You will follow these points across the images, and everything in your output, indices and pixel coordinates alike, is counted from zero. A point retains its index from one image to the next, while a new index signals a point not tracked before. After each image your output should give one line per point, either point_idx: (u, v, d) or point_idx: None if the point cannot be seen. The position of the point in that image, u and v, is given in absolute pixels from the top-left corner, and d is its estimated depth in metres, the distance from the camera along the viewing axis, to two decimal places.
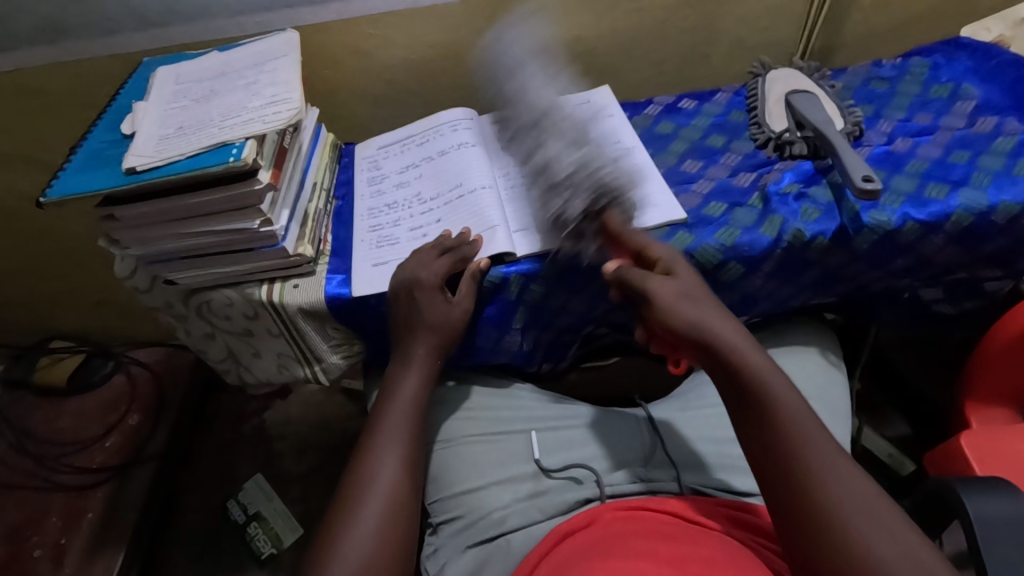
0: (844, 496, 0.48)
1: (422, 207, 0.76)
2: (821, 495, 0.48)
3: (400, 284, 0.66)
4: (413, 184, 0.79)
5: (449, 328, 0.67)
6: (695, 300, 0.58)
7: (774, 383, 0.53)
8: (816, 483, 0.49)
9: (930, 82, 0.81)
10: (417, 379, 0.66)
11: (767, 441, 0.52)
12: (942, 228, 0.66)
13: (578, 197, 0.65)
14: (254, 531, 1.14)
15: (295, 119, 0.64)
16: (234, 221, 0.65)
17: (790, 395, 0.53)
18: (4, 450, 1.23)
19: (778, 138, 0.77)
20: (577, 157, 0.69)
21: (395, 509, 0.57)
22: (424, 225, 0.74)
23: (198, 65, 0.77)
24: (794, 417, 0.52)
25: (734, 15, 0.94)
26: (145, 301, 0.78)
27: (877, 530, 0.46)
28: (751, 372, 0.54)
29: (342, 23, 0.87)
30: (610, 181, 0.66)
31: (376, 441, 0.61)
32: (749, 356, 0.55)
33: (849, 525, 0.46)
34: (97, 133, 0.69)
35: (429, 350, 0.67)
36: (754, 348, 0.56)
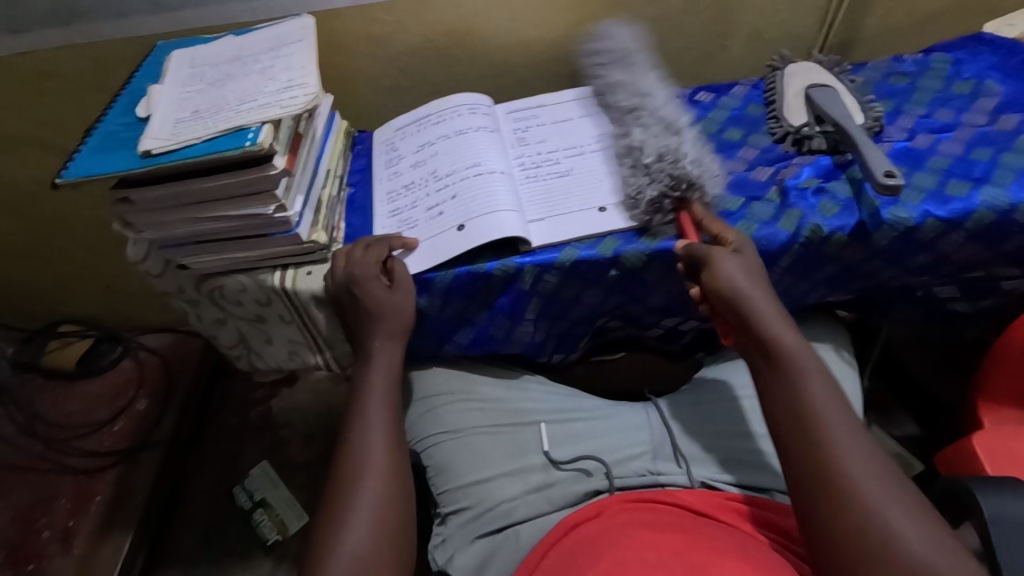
0: (860, 466, 0.48)
1: (438, 186, 0.74)
2: (837, 464, 0.49)
3: (348, 278, 0.67)
4: (430, 162, 0.77)
5: (399, 314, 0.66)
6: (742, 272, 0.60)
7: (804, 358, 0.55)
8: (831, 449, 0.49)
9: (952, 78, 0.80)
10: (386, 362, 0.66)
11: (790, 406, 0.53)
12: (963, 225, 0.65)
13: (654, 184, 0.68)
14: (260, 517, 1.14)
15: (312, 104, 0.64)
16: (248, 207, 0.65)
17: (818, 366, 0.54)
18: (14, 432, 1.24)
19: (796, 132, 0.76)
20: (664, 141, 0.71)
21: (389, 497, 0.57)
22: (441, 205, 0.72)
23: (213, 48, 0.77)
24: (816, 388, 0.53)
25: (753, 7, 0.92)
26: (157, 285, 0.78)
27: (889, 502, 0.46)
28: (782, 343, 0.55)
29: (356, 10, 0.86)
30: (692, 172, 0.67)
31: (357, 428, 0.61)
32: (782, 331, 0.56)
33: (862, 494, 0.47)
34: (112, 116, 0.69)
35: (388, 334, 0.66)
36: (787, 326, 0.57)
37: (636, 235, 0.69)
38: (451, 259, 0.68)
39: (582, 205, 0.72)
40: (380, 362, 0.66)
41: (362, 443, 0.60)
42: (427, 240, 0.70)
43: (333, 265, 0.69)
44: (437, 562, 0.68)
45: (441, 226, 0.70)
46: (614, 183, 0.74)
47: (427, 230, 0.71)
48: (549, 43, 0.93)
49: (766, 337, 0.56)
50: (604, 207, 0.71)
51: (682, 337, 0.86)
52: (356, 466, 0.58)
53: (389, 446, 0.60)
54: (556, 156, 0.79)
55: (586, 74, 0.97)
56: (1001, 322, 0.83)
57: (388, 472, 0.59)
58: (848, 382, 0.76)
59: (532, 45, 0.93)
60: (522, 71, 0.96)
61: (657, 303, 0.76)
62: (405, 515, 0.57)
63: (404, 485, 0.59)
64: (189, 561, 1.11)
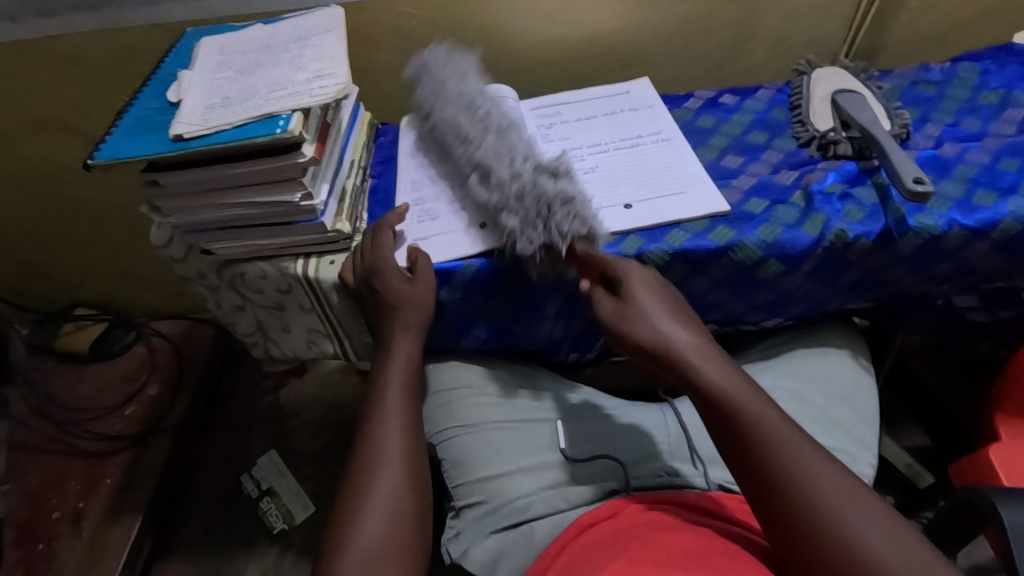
0: (820, 483, 0.48)
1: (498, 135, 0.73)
2: (804, 487, 0.48)
3: (366, 274, 0.68)
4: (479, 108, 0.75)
5: (421, 307, 0.66)
6: (659, 313, 0.58)
7: (736, 393, 0.53)
8: (791, 468, 0.49)
9: (980, 88, 0.79)
10: (406, 355, 0.66)
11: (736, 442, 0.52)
12: (988, 235, 0.65)
13: (516, 212, 0.65)
14: (267, 506, 1.15)
15: (342, 94, 0.64)
16: (275, 194, 0.65)
17: (751, 392, 0.54)
18: (26, 412, 1.24)
19: (822, 137, 0.75)
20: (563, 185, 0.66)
21: (407, 489, 0.57)
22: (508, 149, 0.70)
23: (242, 37, 0.77)
24: (765, 420, 0.52)
25: (779, 11, 0.92)
26: (179, 270, 0.79)
27: (857, 509, 0.47)
28: (718, 388, 0.54)
29: (383, 2, 0.86)
30: (542, 232, 0.64)
31: (374, 420, 0.61)
32: (710, 369, 0.54)
33: (834, 513, 0.47)
34: (143, 100, 0.69)
35: (408, 326, 0.66)
36: (715, 360, 0.56)
37: (660, 234, 0.68)
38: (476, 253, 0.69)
39: (607, 202, 0.72)
40: (399, 356, 0.66)
41: (379, 435, 0.60)
42: (448, 233, 0.71)
43: (361, 247, 0.70)
44: (452, 555, 0.68)
45: (510, 166, 0.68)
46: (640, 181, 0.74)
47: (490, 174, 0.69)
48: (573, 41, 0.93)
49: (696, 386, 0.54)
50: (630, 204, 0.71)
51: None
52: (372, 456, 0.59)
53: (406, 439, 0.60)
54: (580, 152, 0.78)
55: (610, 73, 0.97)
56: (1019, 335, 0.83)
57: (405, 464, 0.59)
58: (865, 390, 0.76)
59: (556, 42, 0.93)
60: (545, 69, 0.96)
61: None
62: (421, 511, 0.57)
63: (421, 478, 0.59)
64: (196, 547, 1.12)
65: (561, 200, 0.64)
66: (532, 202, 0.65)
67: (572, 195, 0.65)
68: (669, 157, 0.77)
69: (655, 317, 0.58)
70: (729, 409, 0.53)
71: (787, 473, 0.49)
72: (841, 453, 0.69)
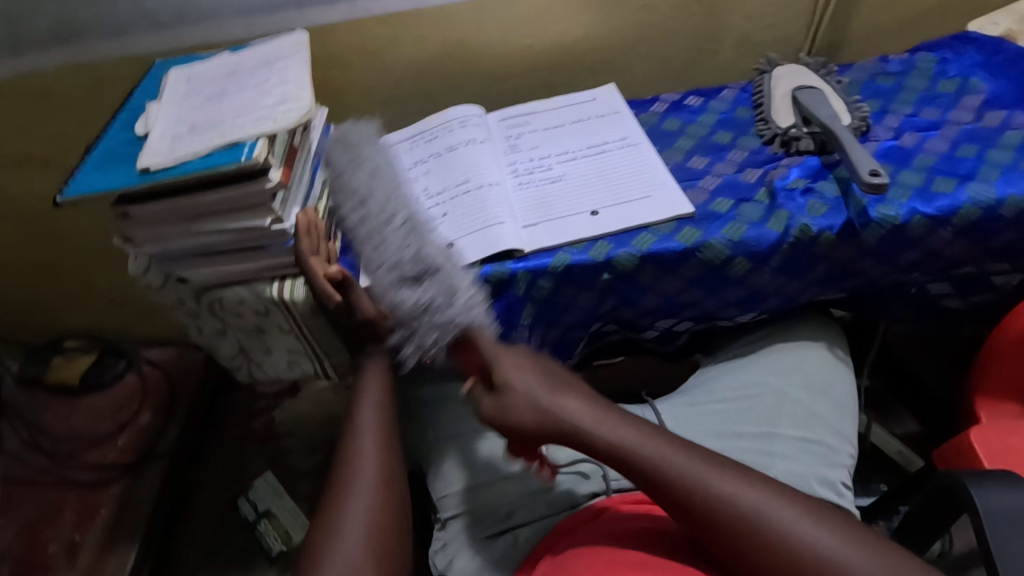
0: (730, 489, 0.51)
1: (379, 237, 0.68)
2: (719, 505, 0.51)
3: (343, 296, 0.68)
4: (368, 205, 0.70)
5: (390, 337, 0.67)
6: (536, 387, 0.60)
7: (628, 439, 0.56)
8: (702, 492, 0.51)
9: (937, 77, 0.81)
10: (378, 374, 0.67)
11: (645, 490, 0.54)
12: (949, 221, 0.66)
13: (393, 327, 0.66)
14: (264, 527, 1.13)
15: (306, 118, 0.65)
16: (246, 219, 0.66)
17: (639, 435, 0.56)
18: (18, 447, 1.24)
19: (784, 134, 0.77)
20: (423, 293, 0.63)
21: (385, 504, 0.58)
22: (385, 249, 0.67)
23: (209, 66, 0.78)
24: (658, 454, 0.55)
25: (739, 12, 0.94)
26: (157, 299, 0.79)
27: (765, 501, 0.51)
28: (615, 444, 0.56)
29: (349, 24, 0.88)
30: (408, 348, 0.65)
31: (351, 437, 0.62)
32: (595, 430, 0.57)
33: (751, 516, 0.50)
34: (112, 134, 0.70)
35: (378, 352, 0.68)
36: (599, 416, 0.59)
37: (629, 239, 0.69)
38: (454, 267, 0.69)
39: (574, 210, 0.73)
40: (371, 379, 0.67)
41: (355, 454, 0.61)
42: None
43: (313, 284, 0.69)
44: (439, 567, 0.67)
45: (381, 272, 0.66)
46: (607, 188, 0.75)
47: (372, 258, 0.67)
48: (538, 51, 0.94)
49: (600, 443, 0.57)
50: (596, 210, 0.72)
51: (678, 339, 0.85)
52: (348, 477, 0.59)
53: (382, 458, 0.61)
54: (548, 161, 0.80)
55: (578, 81, 0.99)
56: (995, 317, 0.84)
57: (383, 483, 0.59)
58: (842, 380, 0.77)
59: (523, 54, 0.94)
60: (514, 80, 0.97)
61: (652, 305, 0.75)
62: (401, 527, 0.58)
63: (397, 494, 0.60)
64: None
65: (421, 316, 0.64)
66: (398, 322, 0.65)
67: (430, 306, 0.63)
68: (635, 162, 0.78)
69: (539, 386, 0.60)
70: (630, 456, 0.55)
71: (704, 500, 0.51)
72: (820, 447, 0.70)
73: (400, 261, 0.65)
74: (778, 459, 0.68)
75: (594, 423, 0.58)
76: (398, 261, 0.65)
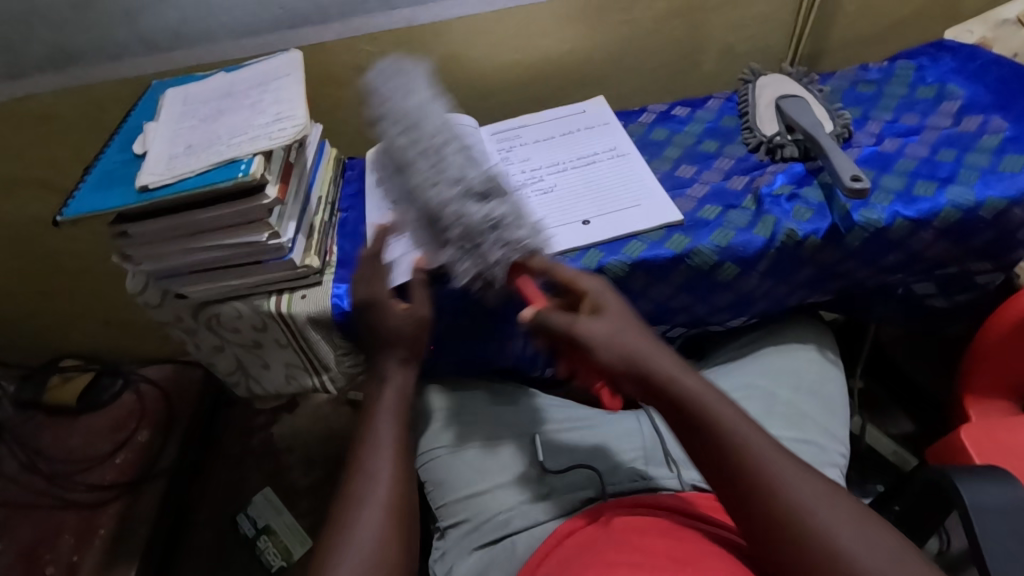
0: (810, 502, 0.46)
1: (436, 163, 0.72)
2: (788, 508, 0.46)
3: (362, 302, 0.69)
4: (416, 136, 0.73)
5: (410, 341, 0.67)
6: (618, 336, 0.54)
7: (724, 412, 0.49)
8: (778, 493, 0.47)
9: (916, 84, 0.83)
10: (396, 389, 0.66)
11: (719, 464, 0.49)
12: (931, 223, 0.67)
13: (453, 238, 0.66)
14: (264, 544, 1.14)
15: (301, 135, 0.67)
16: (243, 235, 0.67)
17: (741, 419, 0.50)
18: (16, 469, 1.24)
19: (769, 142, 0.79)
20: (490, 208, 0.66)
21: (395, 518, 0.57)
22: (446, 171, 0.70)
23: (205, 86, 0.80)
24: (754, 440, 0.48)
25: (723, 24, 0.96)
26: (156, 316, 0.80)
27: (848, 525, 0.45)
28: (709, 414, 0.49)
29: (342, 42, 0.90)
30: (472, 259, 0.65)
31: (367, 443, 0.62)
32: (688, 387, 0.50)
33: (823, 532, 0.45)
34: (110, 154, 0.71)
35: (401, 359, 0.67)
36: (692, 375, 0.52)
37: (620, 247, 0.71)
38: None
39: (566, 218, 0.74)
40: (393, 384, 0.67)
41: (372, 462, 0.60)
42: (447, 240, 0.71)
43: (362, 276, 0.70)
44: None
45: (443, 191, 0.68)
46: (598, 197, 0.76)
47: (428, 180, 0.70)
48: (528, 65, 0.96)
49: (688, 406, 0.50)
50: (588, 220, 0.74)
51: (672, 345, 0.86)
52: (361, 485, 0.59)
53: (398, 465, 0.61)
54: (540, 172, 0.81)
55: (567, 94, 1.01)
56: (981, 316, 0.85)
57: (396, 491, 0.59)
58: (833, 381, 0.78)
59: (512, 68, 0.96)
60: (505, 94, 0.99)
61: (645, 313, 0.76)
62: (409, 543, 0.57)
63: (409, 503, 0.60)
64: None
65: (491, 226, 0.66)
66: (462, 233, 0.66)
67: (500, 218, 0.66)
68: (625, 172, 0.79)
69: (629, 334, 0.54)
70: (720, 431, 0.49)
71: (783, 502, 0.46)
72: (811, 446, 0.71)
73: (466, 178, 0.69)
74: None
75: (691, 388, 0.50)
76: (464, 177, 0.69)
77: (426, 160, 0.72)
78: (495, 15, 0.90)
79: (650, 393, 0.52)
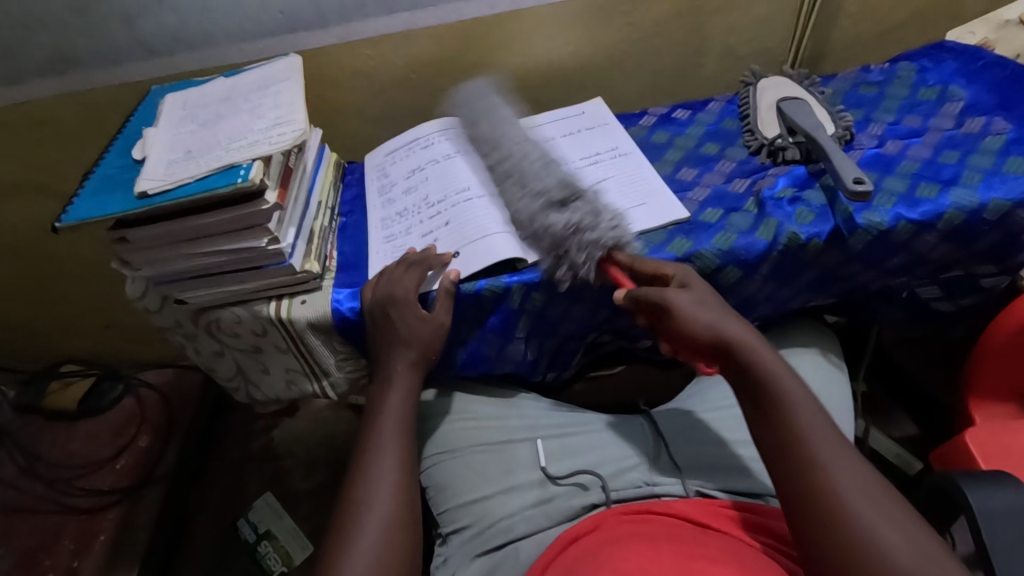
0: (850, 488, 0.49)
1: (511, 166, 0.74)
2: (828, 486, 0.49)
3: (376, 305, 0.68)
4: (491, 137, 0.77)
5: (424, 344, 0.67)
6: (703, 307, 0.59)
7: (790, 386, 0.54)
8: (824, 472, 0.50)
9: (918, 85, 0.83)
10: (401, 395, 0.66)
11: (780, 436, 0.53)
12: (934, 226, 0.67)
13: (540, 244, 0.69)
14: (265, 550, 1.14)
15: (300, 139, 0.66)
16: (242, 241, 0.67)
17: (814, 414, 0.53)
18: (15, 474, 1.23)
19: (770, 144, 0.78)
20: (572, 214, 0.67)
21: (396, 525, 0.57)
22: (529, 175, 0.72)
23: (203, 91, 0.80)
24: (804, 416, 0.53)
25: (724, 26, 0.96)
26: (155, 321, 0.80)
27: (881, 520, 0.47)
28: (783, 391, 0.54)
29: (341, 46, 0.89)
30: (579, 257, 0.65)
31: (373, 448, 0.62)
32: (762, 358, 0.56)
33: (854, 512, 0.48)
34: (108, 160, 0.71)
35: (411, 362, 0.67)
36: (767, 349, 0.57)
37: None
38: (473, 273, 0.69)
39: None
40: (399, 389, 0.66)
41: (375, 467, 0.61)
42: (462, 249, 0.71)
43: (387, 274, 0.69)
44: None
45: (533, 191, 0.71)
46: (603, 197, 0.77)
47: (507, 191, 0.72)
48: (529, 68, 0.96)
49: (759, 374, 0.55)
50: None
51: None
52: (364, 490, 0.59)
53: (403, 469, 0.61)
54: None
55: (568, 96, 1.01)
56: (986, 318, 0.85)
57: (401, 497, 0.59)
58: (837, 385, 0.77)
59: (513, 72, 0.96)
60: None
61: None
62: (411, 552, 0.57)
63: (414, 508, 0.60)
64: None
65: (570, 233, 0.66)
66: (549, 238, 0.68)
67: (579, 223, 0.66)
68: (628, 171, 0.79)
69: (717, 307, 0.60)
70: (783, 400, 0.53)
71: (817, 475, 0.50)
72: None
73: (544, 185, 0.70)
74: None
75: (772, 376, 0.55)
76: (546, 184, 0.70)
77: (511, 163, 0.74)
78: (495, 18, 0.90)
79: (725, 359, 0.58)
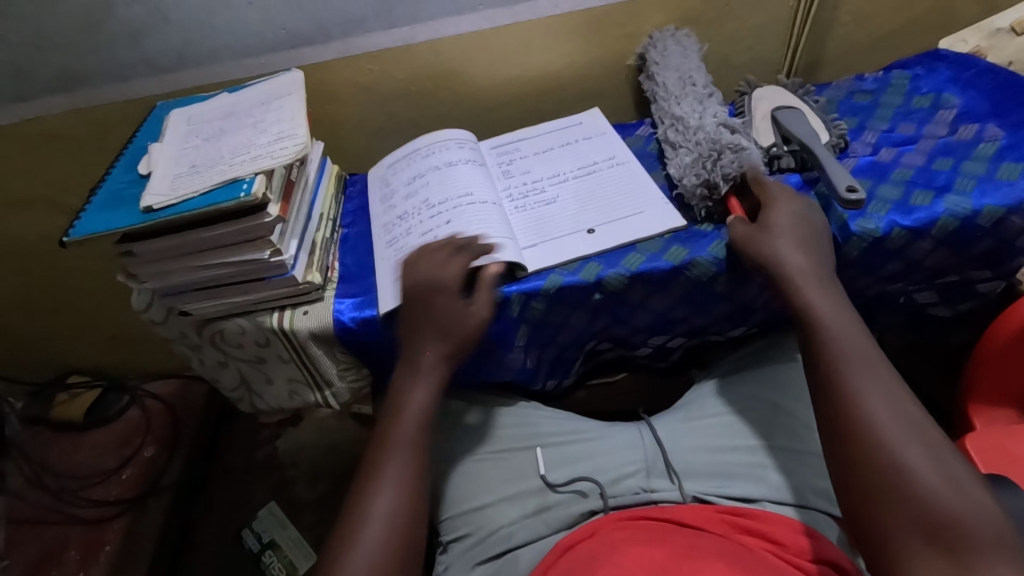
0: (878, 409, 0.52)
1: (692, 101, 0.83)
2: (855, 409, 0.53)
3: (416, 289, 0.66)
4: (691, 75, 0.87)
5: (461, 331, 0.65)
6: (777, 237, 0.64)
7: (835, 316, 0.59)
8: (851, 399, 0.54)
9: (912, 93, 0.84)
10: (424, 389, 0.65)
11: (821, 360, 0.58)
12: (929, 232, 0.68)
13: (690, 154, 0.76)
14: (269, 559, 1.14)
15: (302, 153, 0.68)
16: (245, 253, 0.68)
17: (857, 341, 0.57)
18: (22, 485, 1.24)
19: (765, 152, 0.79)
20: (738, 139, 0.75)
21: (399, 519, 0.58)
22: (705, 108, 0.82)
23: (208, 106, 0.81)
24: (846, 343, 0.57)
25: (720, 36, 0.97)
26: (160, 332, 0.81)
27: (906, 441, 0.50)
28: (826, 320, 0.59)
29: (342, 60, 0.91)
30: (729, 170, 0.71)
31: (389, 444, 0.62)
32: (812, 291, 0.61)
33: (884, 440, 0.50)
34: (115, 174, 0.73)
35: (436, 359, 0.66)
36: (818, 284, 0.62)
37: (617, 259, 0.71)
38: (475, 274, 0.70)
39: (570, 229, 0.75)
40: (421, 384, 0.65)
41: (381, 468, 0.60)
42: None
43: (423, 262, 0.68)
44: None
45: (702, 119, 0.79)
46: (600, 207, 0.78)
47: (689, 114, 0.81)
48: (528, 79, 0.97)
49: (806, 304, 0.61)
50: (592, 229, 0.74)
51: (672, 354, 0.88)
52: (367, 491, 0.59)
53: (411, 474, 0.61)
54: (541, 184, 0.82)
55: (566, 107, 1.02)
56: (983, 323, 0.85)
57: (405, 500, 0.59)
58: None
59: (511, 84, 0.97)
60: (504, 108, 1.00)
61: (643, 323, 0.78)
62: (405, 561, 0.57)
63: (417, 513, 0.59)
64: None
65: (732, 150, 0.73)
66: (704, 151, 0.74)
67: (744, 148, 0.73)
68: (625, 180, 0.80)
69: (786, 239, 0.64)
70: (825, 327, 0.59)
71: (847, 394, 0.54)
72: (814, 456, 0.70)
73: (723, 116, 0.79)
74: (770, 470, 0.69)
75: (821, 308, 0.60)
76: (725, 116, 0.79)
77: (696, 100, 0.83)
78: (493, 31, 0.91)
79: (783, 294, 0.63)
